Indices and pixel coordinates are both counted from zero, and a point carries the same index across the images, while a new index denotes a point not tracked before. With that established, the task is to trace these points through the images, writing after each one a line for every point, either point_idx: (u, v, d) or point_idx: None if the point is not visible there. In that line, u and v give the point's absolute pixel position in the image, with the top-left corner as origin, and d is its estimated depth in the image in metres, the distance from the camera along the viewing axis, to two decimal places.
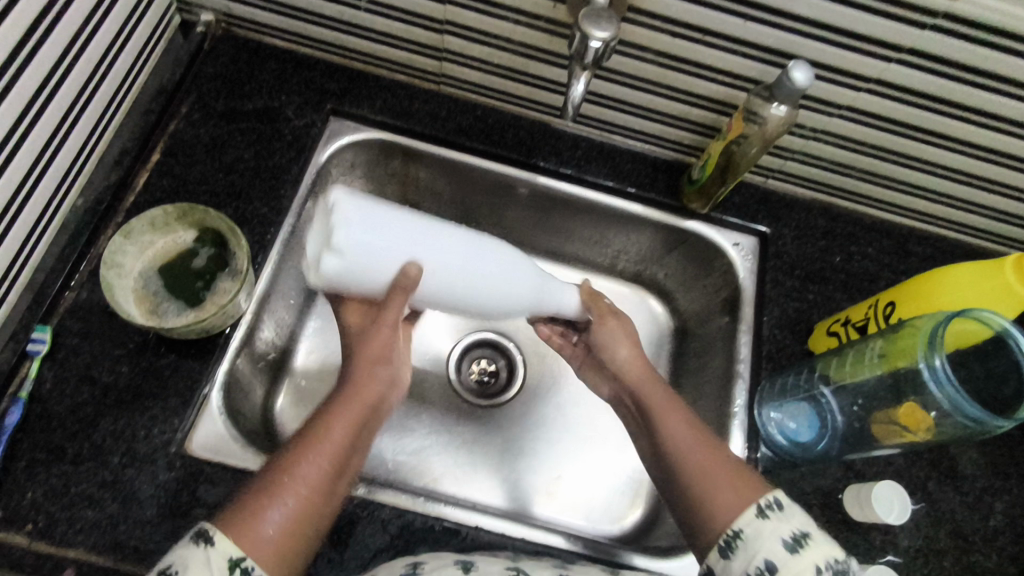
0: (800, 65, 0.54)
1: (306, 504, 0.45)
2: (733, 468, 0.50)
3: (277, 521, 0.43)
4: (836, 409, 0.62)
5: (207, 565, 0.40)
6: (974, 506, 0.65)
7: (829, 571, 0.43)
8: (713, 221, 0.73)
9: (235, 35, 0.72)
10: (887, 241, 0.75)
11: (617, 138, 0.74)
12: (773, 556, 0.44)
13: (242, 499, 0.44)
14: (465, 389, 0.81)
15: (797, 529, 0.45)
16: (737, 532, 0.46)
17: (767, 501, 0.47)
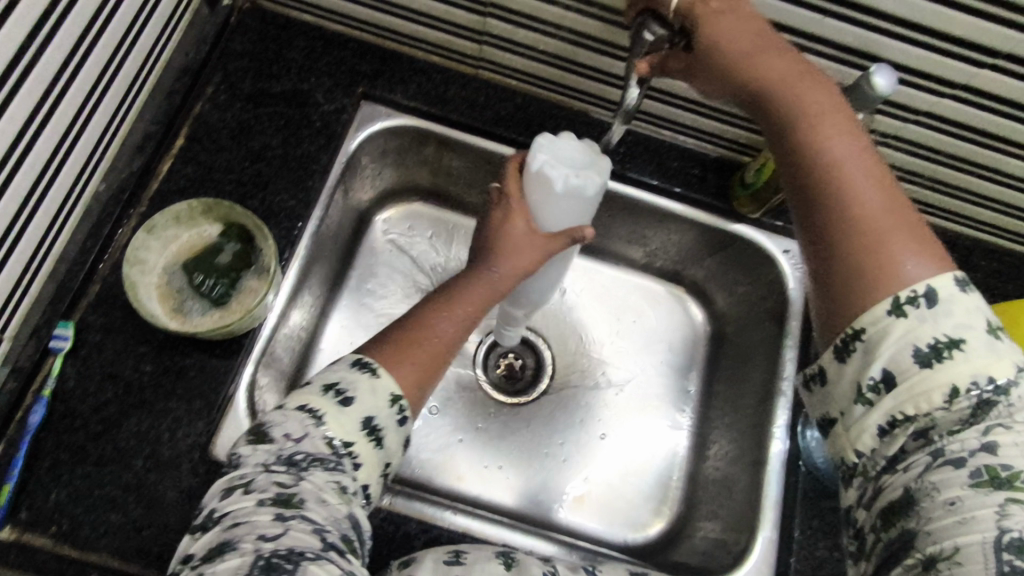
0: (881, 70, 0.49)
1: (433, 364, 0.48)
2: (909, 227, 0.39)
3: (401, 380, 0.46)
4: None
5: (375, 394, 0.44)
6: None
7: (974, 391, 0.36)
8: (762, 225, 0.69)
9: (263, 9, 0.67)
10: (950, 254, 0.70)
11: (664, 132, 0.69)
12: (894, 363, 0.38)
13: (388, 340, 0.48)
14: (492, 383, 0.79)
15: (942, 335, 0.37)
16: (857, 330, 0.39)
17: (912, 294, 0.37)
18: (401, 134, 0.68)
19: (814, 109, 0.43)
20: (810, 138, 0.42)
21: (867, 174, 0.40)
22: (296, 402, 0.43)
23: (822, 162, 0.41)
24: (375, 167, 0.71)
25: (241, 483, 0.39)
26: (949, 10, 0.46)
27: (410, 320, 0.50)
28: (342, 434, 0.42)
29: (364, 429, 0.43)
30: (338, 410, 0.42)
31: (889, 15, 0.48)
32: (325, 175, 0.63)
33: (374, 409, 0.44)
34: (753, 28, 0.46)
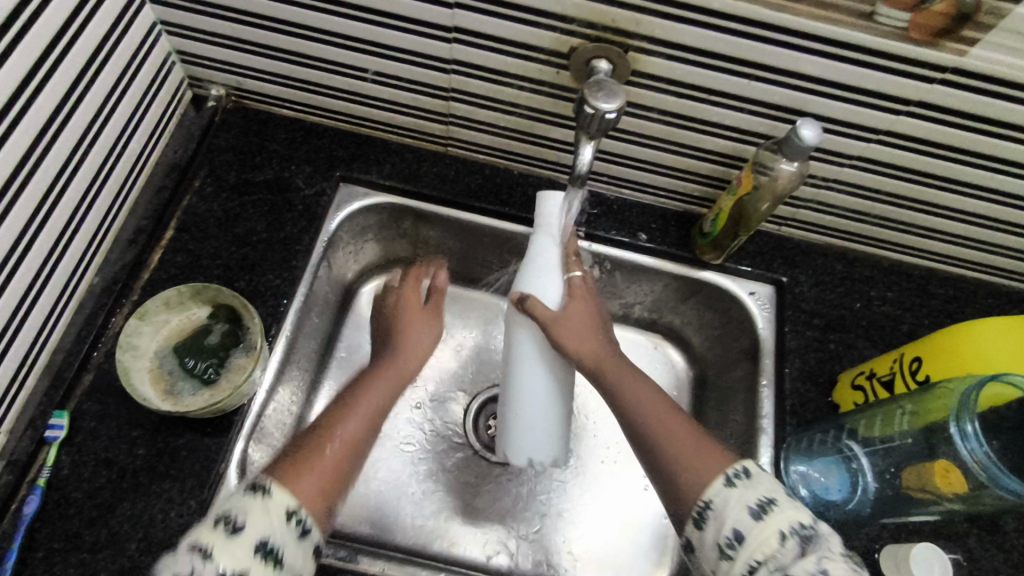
0: (808, 123, 0.54)
1: (337, 470, 0.48)
2: (700, 445, 0.49)
3: (322, 476, 0.47)
4: (869, 472, 0.59)
5: (267, 513, 0.43)
6: (1020, 563, 0.62)
7: (795, 536, 0.43)
8: (728, 271, 0.72)
9: (245, 107, 0.73)
10: (907, 284, 0.74)
11: (625, 192, 0.74)
12: (740, 524, 0.44)
13: (281, 462, 0.48)
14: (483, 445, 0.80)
15: (762, 495, 0.45)
16: (707, 504, 0.46)
17: (734, 470, 0.47)
18: (379, 212, 0.72)
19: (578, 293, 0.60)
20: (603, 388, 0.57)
21: (630, 381, 0.56)
22: (184, 556, 0.41)
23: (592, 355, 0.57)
24: (357, 243, 0.75)
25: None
26: (857, 68, 0.52)
27: (318, 428, 0.52)
28: (236, 565, 0.40)
29: (260, 553, 0.41)
30: (241, 544, 0.41)
31: (807, 75, 0.53)
32: (308, 254, 0.67)
33: (267, 531, 0.42)
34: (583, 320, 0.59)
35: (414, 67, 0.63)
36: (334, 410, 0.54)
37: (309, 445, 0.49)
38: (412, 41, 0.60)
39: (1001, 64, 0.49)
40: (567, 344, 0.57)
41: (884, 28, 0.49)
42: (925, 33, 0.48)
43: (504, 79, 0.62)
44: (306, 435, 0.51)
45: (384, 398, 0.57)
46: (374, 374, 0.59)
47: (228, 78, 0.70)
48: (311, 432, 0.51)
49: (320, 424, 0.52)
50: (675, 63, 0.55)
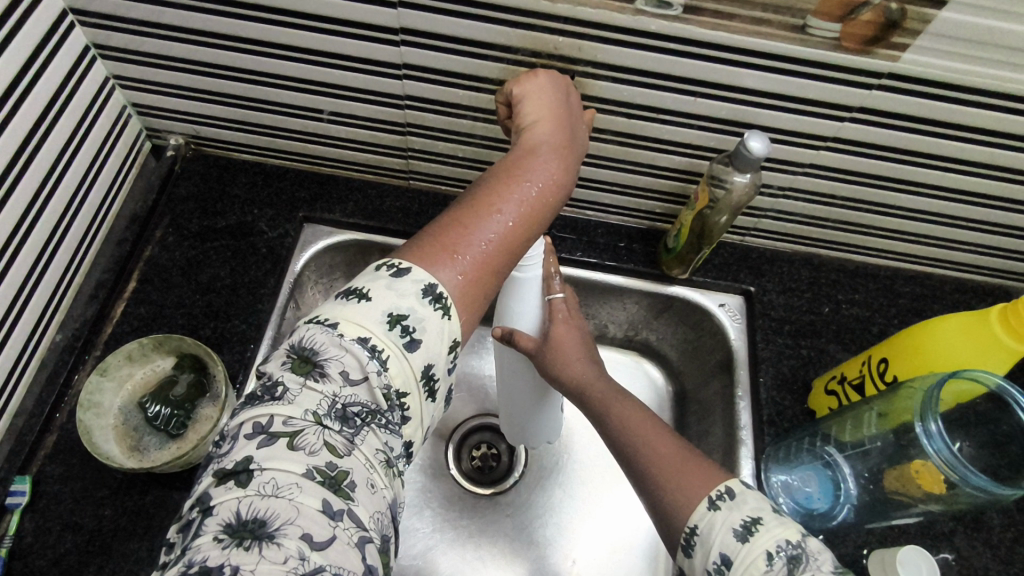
0: (755, 135, 0.55)
1: (486, 270, 0.44)
2: (689, 465, 0.45)
3: (465, 263, 0.43)
4: (849, 477, 0.59)
5: (443, 339, 0.42)
6: (1008, 558, 0.61)
7: (782, 555, 0.39)
8: (695, 285, 0.73)
9: (205, 154, 0.73)
10: (873, 285, 0.74)
11: (589, 213, 0.75)
12: (727, 549, 0.41)
13: (431, 237, 0.44)
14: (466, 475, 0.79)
15: (747, 516, 0.41)
16: (692, 529, 0.43)
17: (717, 491, 0.43)
18: (345, 249, 0.71)
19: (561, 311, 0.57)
20: (596, 413, 0.53)
21: (615, 399, 0.53)
22: (353, 330, 0.40)
23: (576, 376, 0.54)
24: (326, 284, 0.74)
25: (288, 433, 0.37)
26: (796, 79, 0.53)
27: (478, 198, 0.46)
28: (403, 385, 0.40)
29: (424, 379, 0.41)
30: (436, 321, 0.41)
31: (750, 89, 0.55)
32: (275, 296, 0.66)
33: (433, 359, 0.42)
34: (577, 344, 0.56)
35: (368, 105, 0.63)
36: (505, 167, 0.48)
37: (467, 220, 0.44)
38: (363, 79, 0.60)
39: (933, 67, 0.50)
40: (555, 368, 0.55)
41: (817, 40, 0.50)
42: (856, 42, 0.50)
43: (458, 110, 0.62)
44: (463, 205, 0.45)
45: (559, 164, 0.49)
46: (562, 132, 0.51)
47: (186, 127, 0.70)
48: (467, 199, 0.46)
49: (481, 195, 0.46)
50: (621, 85, 0.56)
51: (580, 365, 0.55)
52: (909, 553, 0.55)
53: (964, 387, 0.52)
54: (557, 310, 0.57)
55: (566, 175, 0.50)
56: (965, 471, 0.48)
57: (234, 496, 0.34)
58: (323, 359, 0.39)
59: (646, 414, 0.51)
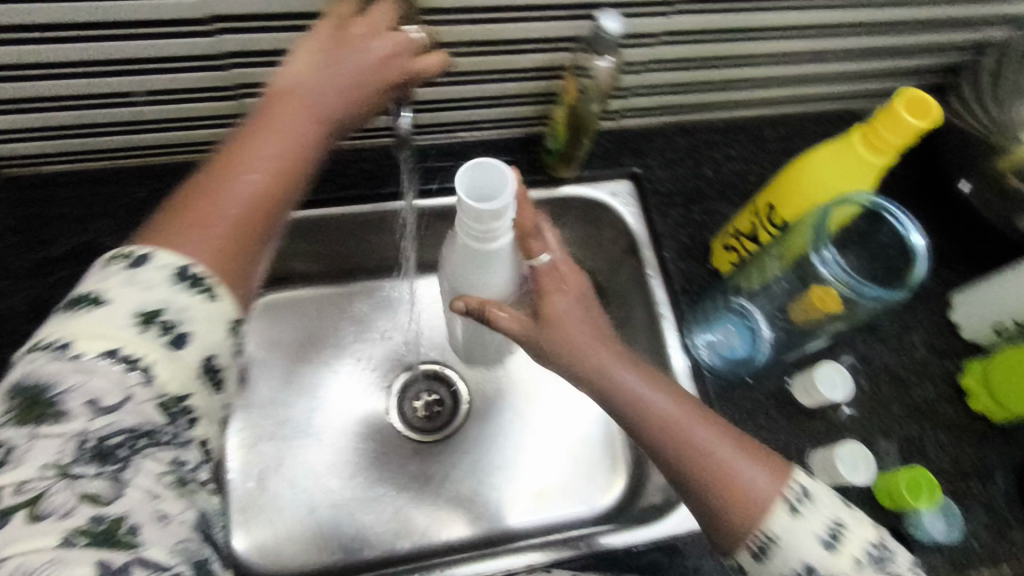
0: (608, 14, 0.53)
1: (242, 234, 0.40)
2: (748, 448, 0.47)
3: (214, 229, 0.39)
4: (765, 324, 0.65)
5: (215, 324, 0.37)
6: (900, 347, 0.69)
7: (868, 558, 0.43)
8: (585, 180, 0.73)
9: (8, 176, 0.61)
10: (744, 137, 0.77)
11: (462, 134, 0.71)
12: (812, 558, 0.43)
13: (171, 211, 0.40)
14: (419, 429, 0.80)
15: (830, 523, 0.44)
16: (771, 539, 0.44)
17: (796, 495, 0.45)
18: None
19: (569, 277, 0.51)
20: (608, 394, 0.49)
21: (645, 376, 0.50)
22: (93, 345, 0.34)
23: (591, 361, 0.49)
24: None
25: (26, 503, 0.31)
26: None
27: (226, 158, 0.42)
28: (180, 389, 0.35)
29: (203, 372, 0.36)
30: (199, 306, 0.37)
31: None
32: None
33: (213, 346, 0.37)
34: (585, 318, 0.50)
35: (186, 75, 0.55)
36: (256, 123, 0.44)
37: (211, 184, 0.40)
38: (169, 46, 0.52)
39: None
40: (557, 347, 0.49)
41: None
42: None
43: None
44: (210, 168, 0.42)
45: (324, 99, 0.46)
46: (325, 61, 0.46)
47: None
48: (215, 161, 0.42)
49: (228, 153, 0.42)
50: None
51: (591, 345, 0.49)
52: (825, 368, 0.63)
53: (845, 213, 0.55)
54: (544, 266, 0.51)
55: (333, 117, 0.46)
56: (869, 288, 0.53)
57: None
58: (60, 391, 0.33)
59: (677, 391, 0.50)
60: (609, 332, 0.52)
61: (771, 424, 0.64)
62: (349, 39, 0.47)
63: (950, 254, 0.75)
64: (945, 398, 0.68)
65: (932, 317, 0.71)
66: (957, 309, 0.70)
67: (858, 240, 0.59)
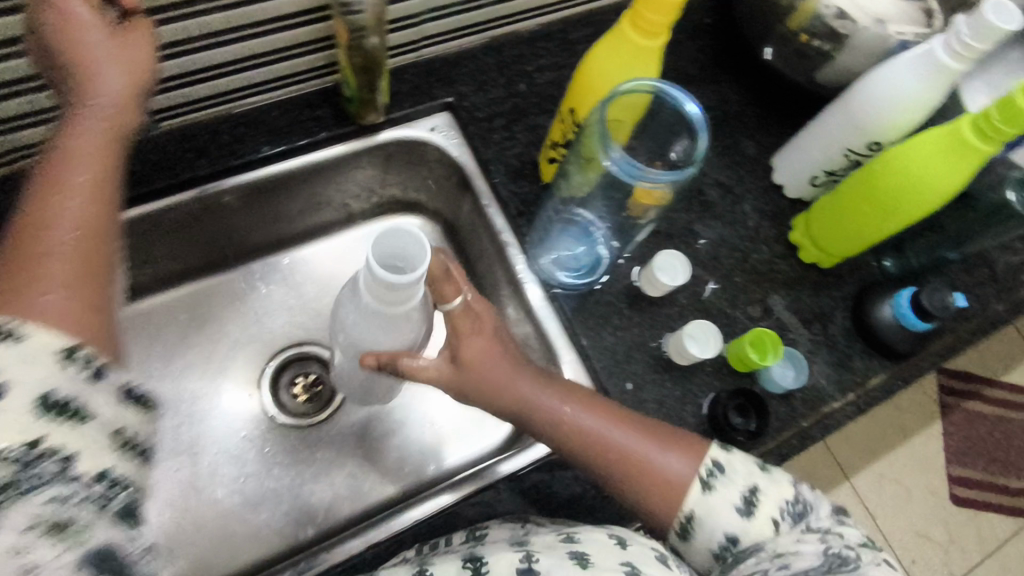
0: None
1: (79, 296, 0.36)
2: (667, 435, 0.51)
3: (47, 300, 0.34)
4: (606, 235, 0.69)
5: (34, 359, 0.30)
6: (734, 219, 0.72)
7: (788, 515, 0.47)
8: (399, 121, 0.69)
9: None
10: (552, 43, 0.75)
11: (251, 99, 0.65)
12: (733, 526, 0.47)
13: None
14: (301, 415, 0.78)
15: (744, 490, 0.48)
16: (689, 518, 0.48)
17: (708, 470, 0.49)
18: None
19: (482, 320, 0.52)
20: (524, 406, 0.52)
21: (573, 398, 0.53)
22: None
23: (515, 397, 0.52)
24: None
25: None
26: None
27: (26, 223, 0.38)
28: (20, 434, 0.29)
29: (43, 409, 0.29)
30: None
31: None
32: None
33: (45, 379, 0.30)
34: (494, 344, 0.52)
35: None
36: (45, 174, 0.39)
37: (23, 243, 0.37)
38: None
39: None
40: (467, 357, 0.51)
41: None
42: None
43: None
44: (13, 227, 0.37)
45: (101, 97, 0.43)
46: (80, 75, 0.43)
47: None
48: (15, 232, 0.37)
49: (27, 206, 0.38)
50: None
51: (525, 379, 0.52)
52: (664, 258, 0.65)
53: (626, 103, 0.53)
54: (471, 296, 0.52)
55: (122, 127, 0.43)
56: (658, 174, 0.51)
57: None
58: None
59: (587, 396, 0.53)
60: (515, 347, 0.54)
61: (625, 321, 0.66)
62: (73, 37, 0.42)
63: (766, 119, 0.77)
64: (780, 257, 0.71)
65: (759, 183, 0.74)
66: (777, 170, 0.73)
67: (656, 125, 0.58)
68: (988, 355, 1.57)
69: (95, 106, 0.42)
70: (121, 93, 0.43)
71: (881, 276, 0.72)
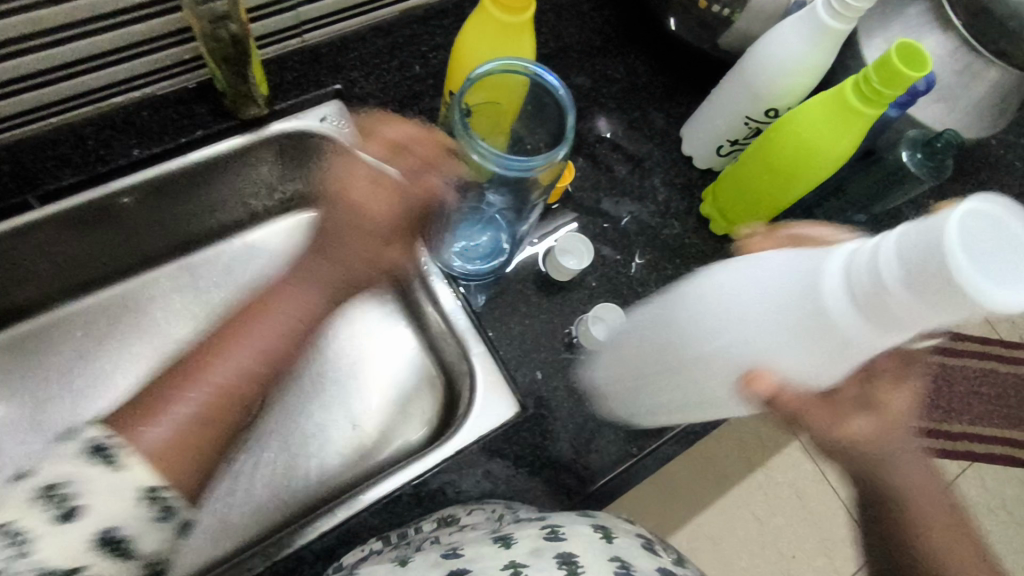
0: None
1: (214, 398, 0.53)
2: (938, 516, 0.49)
3: (155, 438, 0.47)
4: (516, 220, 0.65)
5: (120, 493, 0.39)
6: (643, 195, 0.71)
7: None
8: (285, 113, 0.65)
9: None
10: (447, 20, 0.72)
11: (118, 100, 0.61)
12: None
13: (126, 417, 0.49)
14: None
15: None
16: None
17: None
18: None
19: (894, 402, 0.45)
20: (880, 462, 0.47)
21: (908, 438, 0.47)
22: (62, 468, 0.38)
23: (846, 438, 0.44)
24: None
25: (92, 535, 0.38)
26: None
27: (168, 388, 0.53)
28: (67, 561, 0.37)
29: (99, 544, 0.38)
30: (102, 475, 0.39)
31: None
32: None
33: (118, 518, 0.39)
34: (889, 433, 0.46)
35: None
36: (206, 354, 0.56)
37: (180, 376, 0.54)
38: None
39: None
40: (836, 435, 0.44)
41: None
42: None
43: None
44: (173, 382, 0.54)
45: (292, 309, 0.59)
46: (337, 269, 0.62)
47: None
48: (167, 388, 0.53)
49: (190, 364, 0.55)
50: None
51: (851, 413, 0.44)
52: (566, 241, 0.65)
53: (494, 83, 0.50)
54: (902, 396, 0.46)
55: (298, 325, 0.60)
56: (512, 158, 0.46)
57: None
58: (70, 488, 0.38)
59: (910, 454, 0.48)
60: (866, 387, 0.45)
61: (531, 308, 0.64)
62: (347, 199, 0.63)
63: (674, 89, 0.75)
64: (693, 231, 0.70)
65: (669, 156, 0.73)
66: (684, 142, 0.71)
67: (536, 112, 0.54)
68: None
69: (286, 314, 0.59)
70: (315, 306, 0.61)
71: None
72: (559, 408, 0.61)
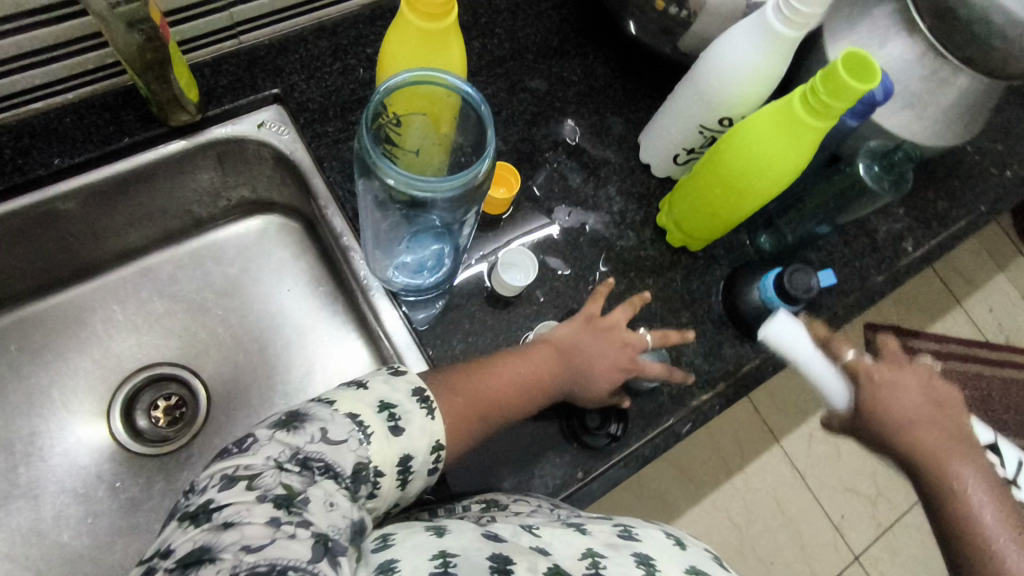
0: None
1: (469, 411, 0.51)
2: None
3: (460, 389, 0.52)
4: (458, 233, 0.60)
5: (423, 435, 0.46)
6: (599, 205, 0.68)
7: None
8: (219, 119, 0.62)
9: None
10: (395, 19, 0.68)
11: (38, 105, 0.58)
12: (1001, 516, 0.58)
13: (443, 372, 0.53)
14: (162, 441, 0.72)
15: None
16: None
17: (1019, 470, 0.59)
18: None
19: (943, 392, 0.58)
20: (940, 469, 0.53)
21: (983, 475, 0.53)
22: (346, 407, 0.44)
23: (940, 463, 0.53)
24: None
25: (249, 476, 0.38)
26: None
27: (485, 361, 0.55)
28: (381, 463, 0.43)
29: (428, 413, 0.47)
30: (421, 418, 0.46)
31: None
32: None
33: (398, 453, 0.44)
34: (931, 420, 0.55)
35: None
36: (493, 357, 0.56)
37: (472, 372, 0.54)
38: None
39: None
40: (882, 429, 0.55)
41: None
42: None
43: None
44: (485, 371, 0.54)
45: (609, 352, 0.58)
46: (608, 326, 0.59)
47: None
48: (454, 368, 0.54)
49: (484, 360, 0.56)
50: None
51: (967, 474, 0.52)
52: (511, 255, 0.62)
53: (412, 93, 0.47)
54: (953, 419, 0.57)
55: (548, 381, 0.56)
56: (427, 180, 0.43)
57: (191, 535, 0.35)
58: (309, 416, 0.42)
59: (982, 467, 0.53)
60: (953, 426, 0.56)
61: (476, 324, 0.62)
62: (613, 332, 0.59)
63: (634, 92, 0.72)
64: (649, 242, 0.68)
65: (627, 163, 0.70)
66: (643, 149, 0.68)
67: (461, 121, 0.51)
68: (918, 304, 1.47)
69: (606, 366, 0.58)
70: (567, 364, 0.57)
71: (753, 258, 0.69)
72: (503, 430, 0.59)
